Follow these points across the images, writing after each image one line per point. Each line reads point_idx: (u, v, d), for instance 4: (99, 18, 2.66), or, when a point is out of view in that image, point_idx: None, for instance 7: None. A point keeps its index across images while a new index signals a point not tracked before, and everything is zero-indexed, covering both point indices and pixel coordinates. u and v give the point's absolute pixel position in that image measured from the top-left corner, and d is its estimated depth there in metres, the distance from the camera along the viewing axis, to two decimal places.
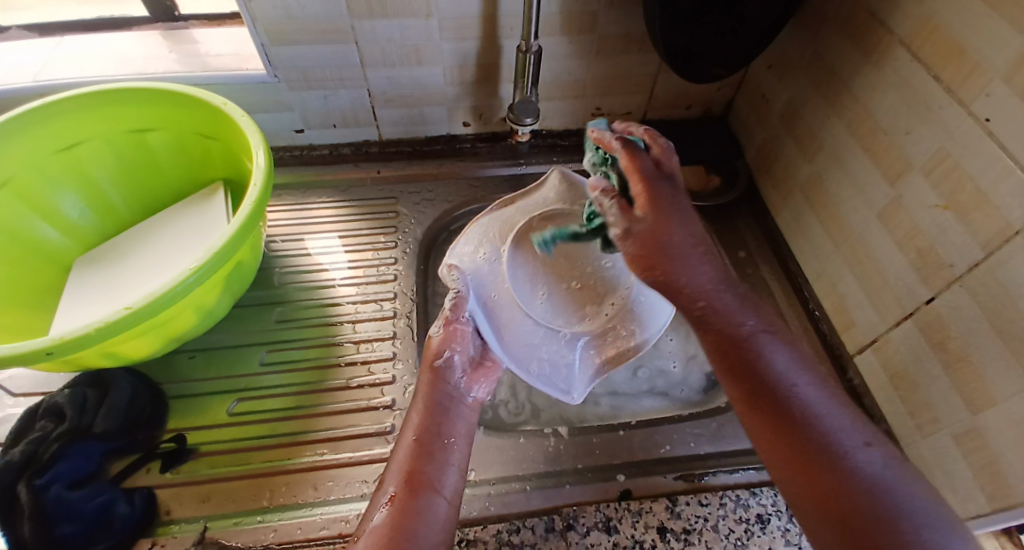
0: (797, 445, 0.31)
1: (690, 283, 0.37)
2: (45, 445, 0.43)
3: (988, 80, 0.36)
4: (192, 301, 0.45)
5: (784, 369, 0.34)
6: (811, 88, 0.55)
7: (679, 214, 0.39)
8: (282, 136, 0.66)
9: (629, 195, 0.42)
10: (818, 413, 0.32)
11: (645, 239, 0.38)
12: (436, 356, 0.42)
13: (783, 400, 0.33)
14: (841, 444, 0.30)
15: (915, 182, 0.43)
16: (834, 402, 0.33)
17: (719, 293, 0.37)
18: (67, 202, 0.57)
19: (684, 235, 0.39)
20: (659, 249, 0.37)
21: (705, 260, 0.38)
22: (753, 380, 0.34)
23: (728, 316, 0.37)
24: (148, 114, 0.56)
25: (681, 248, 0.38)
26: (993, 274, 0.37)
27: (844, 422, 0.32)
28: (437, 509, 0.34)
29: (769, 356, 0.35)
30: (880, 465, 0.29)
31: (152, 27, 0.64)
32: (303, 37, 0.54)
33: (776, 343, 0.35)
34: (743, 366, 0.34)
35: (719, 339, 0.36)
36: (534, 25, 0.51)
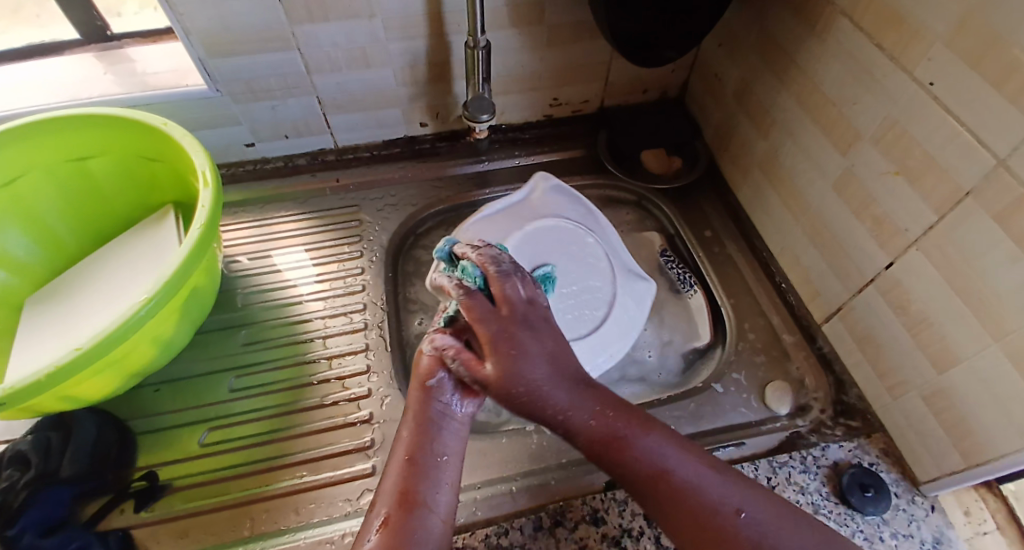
0: (682, 516, 0.33)
1: (540, 394, 0.36)
2: (14, 493, 0.41)
3: (929, 45, 0.36)
4: (147, 333, 0.43)
5: (656, 451, 0.35)
6: (759, 62, 0.55)
7: (527, 334, 0.37)
8: (232, 150, 0.64)
9: (501, 315, 0.38)
10: (692, 486, 0.33)
11: (500, 391, 0.36)
12: (428, 377, 0.42)
13: (658, 480, 0.34)
14: (721, 507, 0.33)
15: (867, 150, 0.44)
16: (700, 464, 0.35)
17: (586, 400, 0.36)
18: (10, 240, 0.55)
19: (541, 352, 0.37)
20: (517, 385, 0.35)
21: (552, 371, 0.37)
22: (626, 472, 0.35)
23: (583, 417, 0.36)
24: (87, 140, 0.53)
25: (521, 338, 0.37)
26: (948, 237, 0.37)
27: (717, 479, 0.34)
28: (429, 526, 0.35)
29: (644, 445, 0.35)
30: (757, 516, 0.32)
31: (84, 49, 0.61)
32: (244, 46, 0.52)
33: (649, 433, 0.36)
34: (614, 461, 0.35)
35: (592, 440, 0.36)
36: (479, 20, 0.50)
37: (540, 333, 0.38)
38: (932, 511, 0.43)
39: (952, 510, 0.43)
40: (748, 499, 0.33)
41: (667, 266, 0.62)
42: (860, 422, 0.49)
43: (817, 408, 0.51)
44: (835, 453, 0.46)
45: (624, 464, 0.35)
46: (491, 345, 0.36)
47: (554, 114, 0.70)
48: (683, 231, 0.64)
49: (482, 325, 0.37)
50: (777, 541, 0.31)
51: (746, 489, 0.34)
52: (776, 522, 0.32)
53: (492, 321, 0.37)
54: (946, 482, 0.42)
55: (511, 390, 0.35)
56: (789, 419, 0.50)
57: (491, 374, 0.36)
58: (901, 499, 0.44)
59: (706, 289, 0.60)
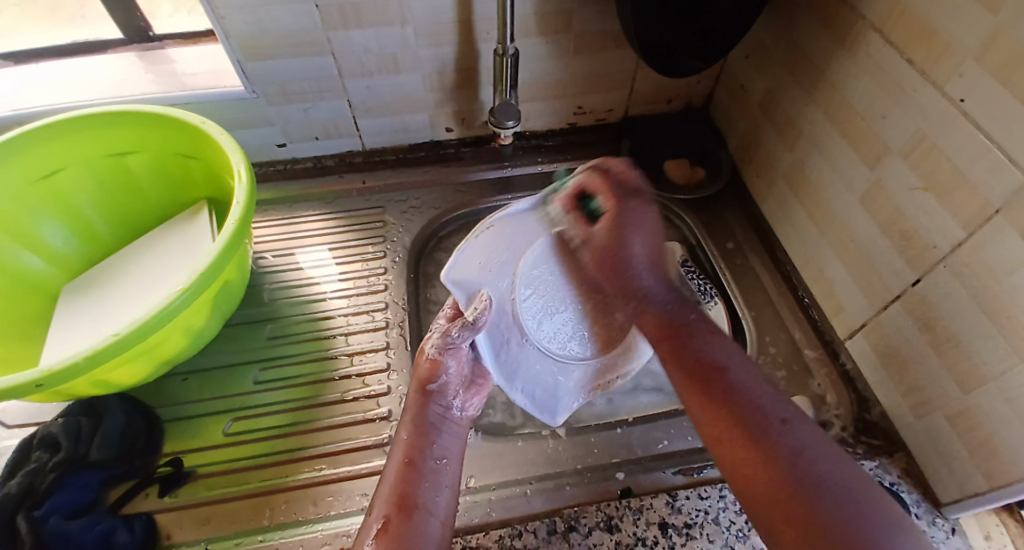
0: (730, 412, 0.36)
1: (632, 270, 0.47)
2: (42, 476, 0.43)
3: (961, 61, 0.36)
4: (179, 324, 0.45)
5: (722, 353, 0.40)
6: (787, 76, 0.55)
7: (638, 210, 0.48)
8: (263, 150, 0.66)
9: (620, 194, 0.48)
10: (745, 388, 0.37)
11: (608, 246, 0.48)
12: (430, 381, 0.43)
13: (718, 381, 0.38)
14: (767, 417, 0.35)
15: (895, 165, 0.44)
16: (763, 384, 0.38)
17: (663, 296, 0.46)
18: (49, 231, 0.57)
19: (640, 232, 0.48)
20: (618, 249, 0.47)
21: (647, 257, 0.47)
22: (687, 362, 0.40)
23: (657, 307, 0.45)
24: (126, 137, 0.56)
25: (626, 238, 0.47)
26: (976, 254, 0.37)
27: (772, 397, 0.36)
28: (429, 528, 0.35)
29: (710, 345, 0.41)
30: (803, 440, 0.33)
31: (126, 49, 0.63)
32: (278, 49, 0.54)
33: (723, 340, 0.41)
34: (683, 346, 0.41)
35: (659, 324, 0.44)
36: (508, 28, 0.51)
37: (650, 214, 0.49)
38: (953, 533, 0.42)
39: (974, 533, 0.42)
40: (797, 417, 0.35)
41: (687, 277, 0.60)
42: (883, 440, 0.48)
43: (838, 425, 0.50)
44: None
45: (695, 354, 0.40)
46: (618, 210, 0.48)
47: (578, 122, 0.71)
48: (705, 242, 0.64)
49: (607, 194, 0.48)
50: (813, 456, 0.32)
51: (801, 415, 0.36)
52: (824, 450, 0.33)
53: (618, 190, 0.48)
54: (966, 505, 0.42)
55: (616, 252, 0.47)
56: None
57: (601, 234, 0.48)
58: (921, 521, 0.43)
59: (726, 300, 0.60)
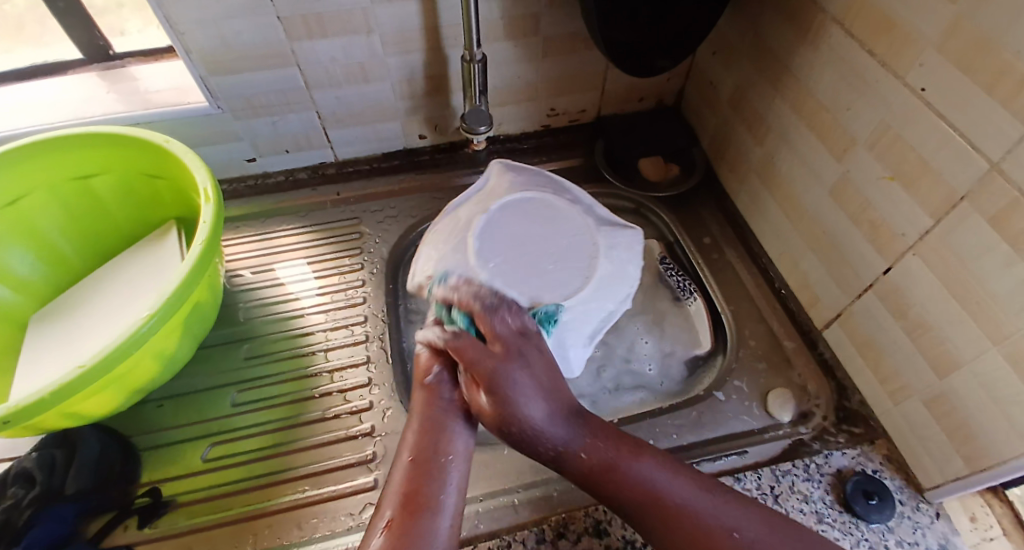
0: (681, 536, 0.34)
1: (539, 437, 0.37)
2: (18, 513, 0.41)
3: (921, 50, 0.36)
4: (151, 349, 0.43)
5: (652, 478, 0.36)
6: (754, 70, 0.55)
7: (525, 351, 0.41)
8: (233, 166, 0.64)
9: (499, 345, 0.40)
10: (690, 506, 0.35)
11: (495, 421, 0.37)
12: (426, 374, 0.42)
13: (668, 505, 0.35)
14: (707, 524, 0.34)
15: (862, 156, 0.44)
16: (695, 487, 0.36)
17: (574, 429, 0.38)
18: (14, 258, 0.55)
19: (526, 383, 0.38)
20: (508, 419, 0.37)
21: (548, 408, 0.38)
22: (626, 495, 0.36)
23: (575, 443, 0.37)
24: (90, 158, 0.54)
25: (516, 389, 0.38)
26: (944, 241, 0.37)
27: (710, 502, 0.35)
28: (434, 531, 0.34)
29: (640, 470, 0.37)
30: (750, 543, 0.33)
31: (86, 69, 0.62)
32: (242, 64, 0.53)
33: (642, 459, 0.37)
34: (613, 492, 0.36)
35: (593, 469, 0.37)
36: (475, 34, 0.51)
37: (535, 352, 0.41)
38: (937, 518, 0.43)
39: (957, 515, 0.43)
40: (731, 514, 0.35)
41: (666, 273, 0.62)
42: (863, 427, 0.49)
43: (820, 414, 0.50)
44: (839, 461, 0.46)
45: (625, 494, 0.36)
46: (491, 378, 0.38)
47: (551, 124, 0.70)
48: (683, 239, 0.64)
49: (479, 363, 0.38)
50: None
51: (741, 510, 0.35)
52: (774, 538, 0.34)
53: (483, 348, 0.40)
54: (948, 490, 0.42)
55: (506, 422, 0.37)
56: (791, 425, 0.50)
57: (487, 406, 0.37)
58: (905, 507, 0.43)
59: (705, 296, 0.60)
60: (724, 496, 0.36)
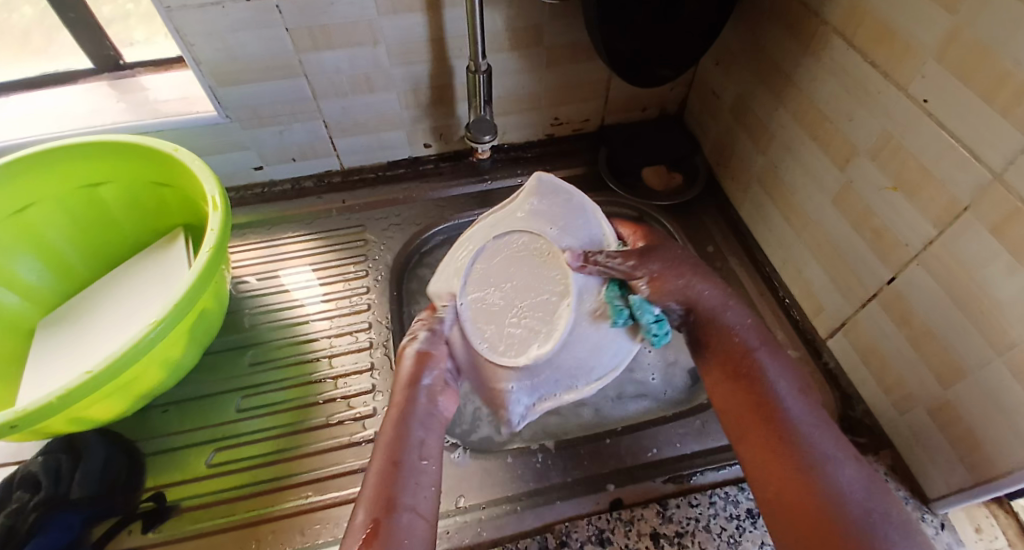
0: (765, 447, 0.37)
1: (693, 303, 0.44)
2: (23, 517, 0.41)
3: (921, 61, 0.36)
4: (157, 355, 0.44)
5: (776, 380, 0.40)
6: (756, 80, 0.56)
7: (696, 279, 0.45)
8: (239, 174, 0.65)
9: (675, 262, 0.46)
10: (797, 426, 0.37)
11: (659, 287, 0.45)
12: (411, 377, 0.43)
13: (769, 409, 0.39)
14: (820, 456, 0.35)
15: (864, 165, 0.44)
16: (810, 414, 0.38)
17: (743, 323, 0.43)
18: (23, 265, 0.55)
19: (704, 280, 0.45)
20: (684, 296, 0.44)
21: (719, 294, 0.44)
22: (755, 393, 0.40)
23: (734, 330, 0.43)
24: (99, 167, 0.55)
25: (693, 284, 0.45)
26: (947, 249, 0.37)
27: (817, 430, 0.37)
28: (412, 530, 0.33)
29: (767, 369, 0.41)
30: (854, 482, 0.34)
31: (96, 79, 0.63)
32: (251, 74, 0.54)
33: (774, 359, 0.41)
34: (739, 371, 0.41)
35: (723, 348, 0.43)
36: (480, 45, 0.51)
37: (709, 279, 0.45)
38: (942, 529, 0.43)
39: (963, 527, 0.42)
40: (847, 463, 0.35)
41: None
42: (868, 436, 0.48)
43: None
44: None
45: (756, 380, 0.40)
46: (675, 270, 0.45)
47: (555, 133, 0.71)
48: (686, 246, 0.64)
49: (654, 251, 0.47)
50: (869, 504, 0.33)
51: (855, 461, 0.36)
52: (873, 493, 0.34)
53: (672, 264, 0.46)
54: (954, 499, 0.42)
55: (670, 303, 0.45)
56: None
57: (646, 285, 0.45)
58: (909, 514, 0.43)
59: None
60: (841, 443, 0.37)
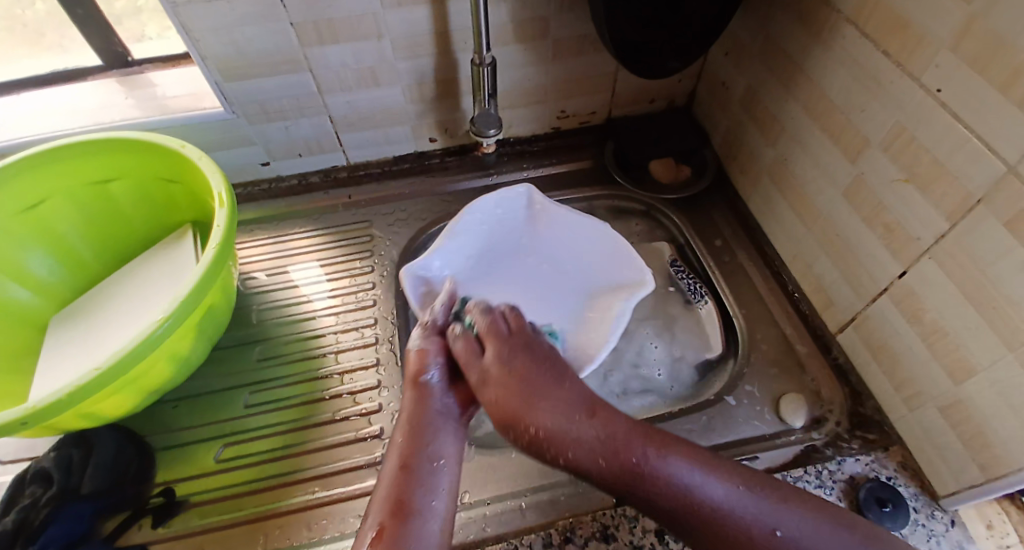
0: (723, 549, 0.33)
1: (544, 435, 0.37)
2: (36, 512, 0.42)
3: (934, 51, 0.35)
4: (164, 352, 0.44)
5: (681, 479, 0.34)
6: (766, 71, 0.55)
7: (524, 355, 0.42)
8: (246, 170, 0.65)
9: (513, 343, 0.43)
10: (722, 513, 0.33)
11: (503, 387, 0.40)
12: (420, 374, 0.42)
13: (694, 512, 0.33)
14: (754, 539, 0.32)
15: (875, 158, 0.43)
16: (725, 484, 0.34)
17: (586, 429, 0.37)
18: (34, 261, 0.56)
19: (520, 355, 0.42)
20: (515, 405, 0.39)
21: (551, 406, 0.38)
22: (657, 505, 0.34)
23: (591, 445, 0.36)
24: (107, 163, 0.55)
25: (547, 422, 0.37)
26: (960, 244, 0.37)
27: (739, 495, 0.34)
28: (427, 531, 0.34)
29: (664, 469, 0.35)
30: (796, 542, 0.32)
31: (105, 75, 0.63)
32: (254, 70, 0.53)
33: (666, 455, 0.35)
34: (640, 490, 0.35)
35: (609, 473, 0.36)
36: (484, 37, 0.51)
37: (540, 357, 0.43)
38: (952, 525, 0.42)
39: (973, 523, 0.42)
40: (786, 515, 0.33)
41: (676, 275, 0.61)
42: (878, 433, 0.48)
43: (833, 420, 0.50)
44: (851, 467, 0.45)
45: (657, 495, 0.34)
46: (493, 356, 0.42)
47: (561, 126, 0.70)
48: (693, 240, 0.63)
49: (495, 338, 0.44)
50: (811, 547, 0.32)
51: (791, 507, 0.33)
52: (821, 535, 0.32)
53: (501, 338, 0.44)
54: (963, 496, 0.41)
55: (502, 404, 0.39)
56: (804, 431, 0.49)
57: (491, 358, 0.42)
58: (919, 514, 0.43)
59: (716, 297, 0.60)
60: (759, 483, 0.35)
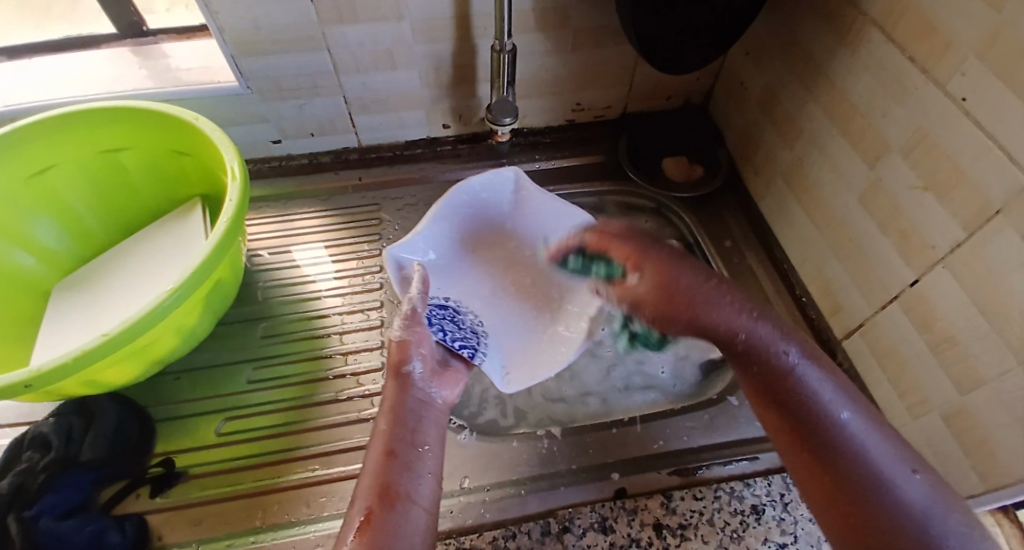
0: (833, 475, 0.32)
1: (709, 314, 0.39)
2: (32, 478, 0.42)
3: (962, 58, 0.35)
4: (171, 323, 0.44)
5: (823, 393, 0.34)
6: (787, 72, 0.54)
7: (672, 266, 0.42)
8: (257, 147, 0.65)
9: (645, 242, 0.44)
10: (854, 445, 0.32)
11: (660, 287, 0.42)
12: (401, 364, 0.41)
13: (826, 427, 0.33)
14: (883, 474, 0.31)
15: (894, 163, 0.43)
16: (869, 424, 0.33)
17: (764, 330, 0.38)
18: (41, 228, 0.56)
19: (682, 271, 0.41)
20: (668, 284, 0.41)
21: (734, 299, 0.40)
22: (788, 408, 0.35)
23: (751, 336, 0.38)
24: (119, 133, 0.55)
25: (710, 309, 0.39)
26: (975, 254, 0.37)
27: (888, 453, 0.32)
28: (413, 518, 0.32)
29: (810, 382, 0.35)
30: (923, 496, 0.30)
31: (119, 44, 0.62)
32: (272, 45, 0.53)
33: (815, 370, 0.36)
34: (780, 386, 0.35)
35: (751, 352, 0.37)
36: (505, 23, 0.50)
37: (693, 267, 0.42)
38: None
39: None
40: (912, 461, 0.31)
41: None
42: None
43: None
44: None
45: (804, 402, 0.34)
46: (637, 262, 0.44)
47: (576, 119, 0.70)
48: (703, 240, 0.63)
49: (624, 251, 0.45)
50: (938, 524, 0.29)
51: (925, 466, 0.32)
52: (947, 505, 0.30)
53: (650, 251, 0.43)
54: None
55: (666, 285, 0.41)
56: None
57: (640, 284, 0.43)
58: None
59: None
60: (899, 441, 0.33)
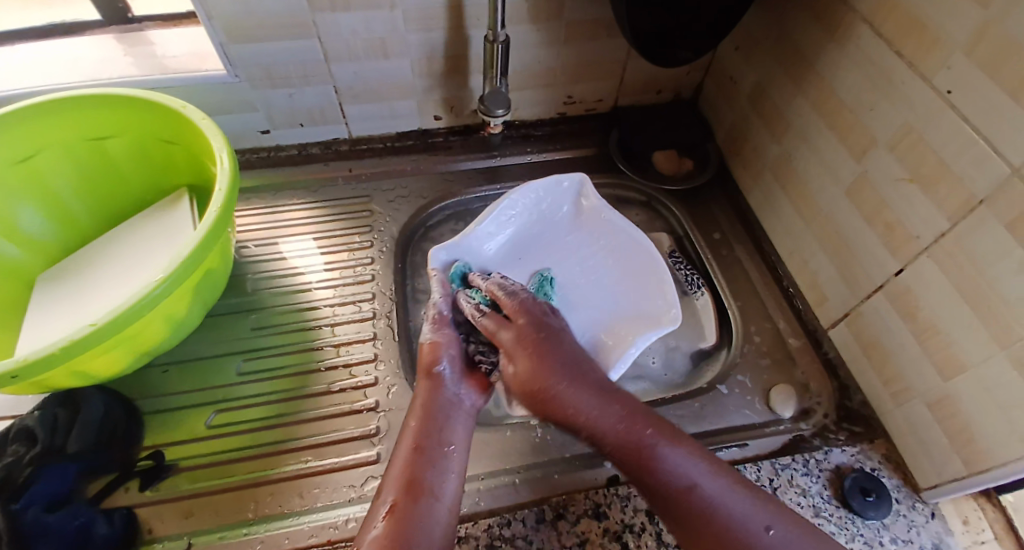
0: (710, 538, 0.33)
1: (557, 398, 0.40)
2: (18, 471, 0.41)
3: (948, 53, 0.36)
4: (160, 313, 0.43)
5: (680, 467, 0.36)
6: (777, 67, 0.55)
7: (560, 332, 0.45)
8: (247, 137, 0.64)
9: (524, 312, 0.45)
10: (716, 502, 0.34)
11: (529, 384, 0.41)
12: (433, 364, 0.44)
13: (687, 499, 0.35)
14: (748, 531, 0.33)
15: (881, 157, 0.44)
16: (725, 482, 0.35)
17: (609, 408, 0.39)
18: (25, 215, 0.55)
19: (557, 351, 0.43)
20: (538, 382, 0.41)
21: (569, 368, 0.42)
22: (656, 494, 0.36)
23: (607, 423, 0.39)
24: (106, 119, 0.54)
25: (568, 395, 0.40)
26: (959, 243, 0.38)
27: (747, 507, 0.34)
28: (435, 513, 0.36)
29: (669, 457, 0.36)
30: (789, 544, 0.32)
31: (104, 30, 0.61)
32: (261, 32, 0.52)
33: (675, 447, 0.37)
34: (645, 478, 0.36)
35: (620, 450, 0.38)
36: (500, 13, 0.50)
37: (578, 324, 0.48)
38: (931, 517, 0.43)
39: (951, 517, 0.43)
40: (773, 518, 0.34)
41: (674, 266, 0.62)
42: (864, 427, 0.49)
43: (820, 412, 0.51)
44: (838, 457, 0.46)
45: (659, 477, 0.36)
46: (520, 342, 0.43)
47: (567, 112, 0.70)
48: (692, 233, 0.64)
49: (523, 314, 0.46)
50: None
51: (770, 506, 0.35)
52: (808, 548, 0.32)
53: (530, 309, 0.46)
54: (944, 489, 0.43)
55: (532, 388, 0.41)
56: (793, 421, 0.50)
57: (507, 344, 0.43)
58: (900, 505, 0.44)
59: (713, 290, 0.60)
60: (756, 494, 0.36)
